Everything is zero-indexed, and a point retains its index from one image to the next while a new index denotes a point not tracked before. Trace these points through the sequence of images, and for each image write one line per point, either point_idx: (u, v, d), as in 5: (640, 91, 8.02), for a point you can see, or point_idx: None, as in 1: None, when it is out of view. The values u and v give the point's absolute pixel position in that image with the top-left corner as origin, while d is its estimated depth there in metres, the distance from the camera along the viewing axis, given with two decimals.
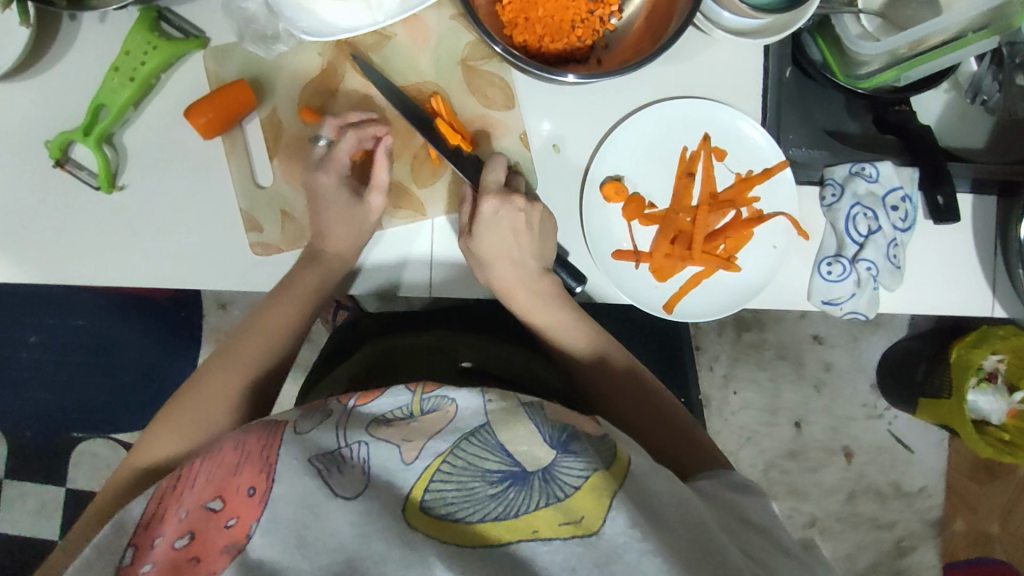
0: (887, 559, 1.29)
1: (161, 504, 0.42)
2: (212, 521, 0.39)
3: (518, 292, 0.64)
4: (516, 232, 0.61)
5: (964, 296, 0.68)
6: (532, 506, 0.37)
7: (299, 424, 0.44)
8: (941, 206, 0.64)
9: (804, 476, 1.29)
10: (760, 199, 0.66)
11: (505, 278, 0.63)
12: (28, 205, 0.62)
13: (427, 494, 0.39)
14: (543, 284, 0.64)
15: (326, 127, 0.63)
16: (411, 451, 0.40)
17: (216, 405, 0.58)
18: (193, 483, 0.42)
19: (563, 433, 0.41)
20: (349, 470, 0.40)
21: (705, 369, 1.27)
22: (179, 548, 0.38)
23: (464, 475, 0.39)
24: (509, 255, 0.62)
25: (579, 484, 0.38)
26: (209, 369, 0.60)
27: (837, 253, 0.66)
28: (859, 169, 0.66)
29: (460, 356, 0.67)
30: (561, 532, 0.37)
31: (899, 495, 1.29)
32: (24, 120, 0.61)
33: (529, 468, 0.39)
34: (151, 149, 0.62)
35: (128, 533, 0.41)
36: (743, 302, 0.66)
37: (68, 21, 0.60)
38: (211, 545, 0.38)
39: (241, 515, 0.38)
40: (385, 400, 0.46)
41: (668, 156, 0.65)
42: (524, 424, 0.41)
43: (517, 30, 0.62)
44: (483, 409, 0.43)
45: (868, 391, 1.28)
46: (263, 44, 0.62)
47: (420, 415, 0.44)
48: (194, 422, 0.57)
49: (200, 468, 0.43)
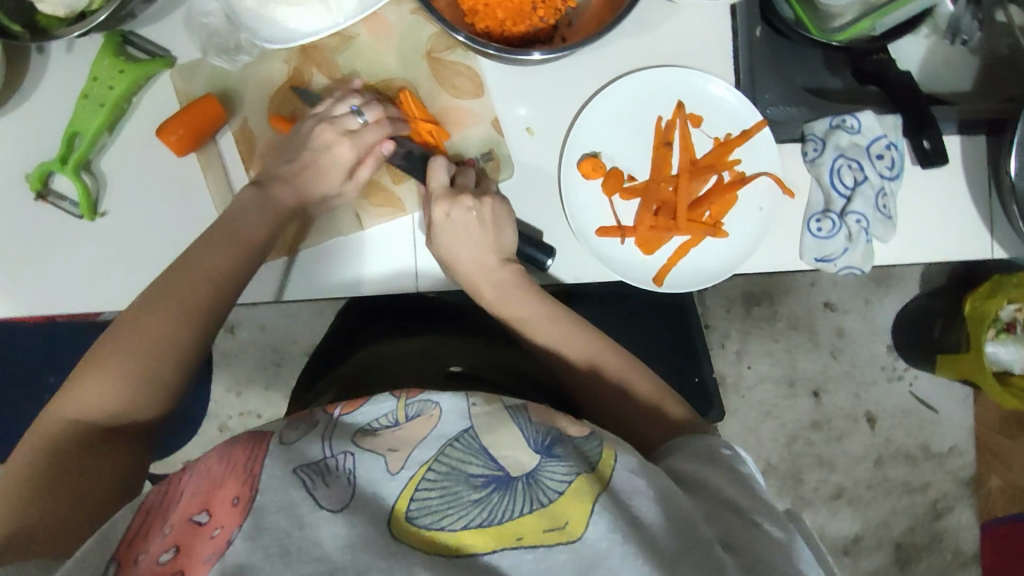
0: (923, 523, 1.26)
1: (146, 519, 0.39)
2: (198, 534, 0.38)
3: (485, 289, 0.64)
4: (470, 229, 0.62)
5: (962, 241, 0.66)
6: (516, 512, 0.39)
7: (286, 433, 0.44)
8: (928, 151, 0.63)
9: (829, 446, 1.26)
10: (741, 161, 0.65)
11: (468, 274, 0.64)
12: (13, 239, 0.62)
13: (413, 504, 0.39)
14: (504, 276, 0.64)
15: (370, 105, 0.63)
16: (397, 462, 0.41)
17: (156, 343, 0.54)
18: (177, 499, 0.40)
19: (547, 437, 0.43)
20: (335, 482, 0.40)
21: (716, 347, 1.25)
22: (163, 563, 0.36)
23: (447, 481, 0.40)
24: (469, 249, 0.63)
25: (562, 488, 0.40)
26: (148, 299, 0.55)
27: (825, 208, 0.64)
28: (840, 122, 0.64)
29: (449, 361, 0.67)
30: (545, 538, 0.38)
31: (929, 456, 1.26)
32: (2, 155, 0.61)
33: (512, 473, 0.40)
34: (128, 173, 0.62)
35: (112, 547, 0.38)
36: (733, 267, 0.64)
37: (35, 54, 0.61)
38: (199, 557, 0.37)
39: (225, 526, 0.38)
40: (370, 408, 0.45)
41: (644, 127, 0.65)
42: (508, 428, 0.43)
43: (477, 17, 0.61)
44: (467, 413, 0.44)
45: (885, 354, 1.26)
46: (227, 56, 0.63)
47: (406, 421, 0.44)
48: (132, 363, 0.53)
49: (184, 483, 0.41)
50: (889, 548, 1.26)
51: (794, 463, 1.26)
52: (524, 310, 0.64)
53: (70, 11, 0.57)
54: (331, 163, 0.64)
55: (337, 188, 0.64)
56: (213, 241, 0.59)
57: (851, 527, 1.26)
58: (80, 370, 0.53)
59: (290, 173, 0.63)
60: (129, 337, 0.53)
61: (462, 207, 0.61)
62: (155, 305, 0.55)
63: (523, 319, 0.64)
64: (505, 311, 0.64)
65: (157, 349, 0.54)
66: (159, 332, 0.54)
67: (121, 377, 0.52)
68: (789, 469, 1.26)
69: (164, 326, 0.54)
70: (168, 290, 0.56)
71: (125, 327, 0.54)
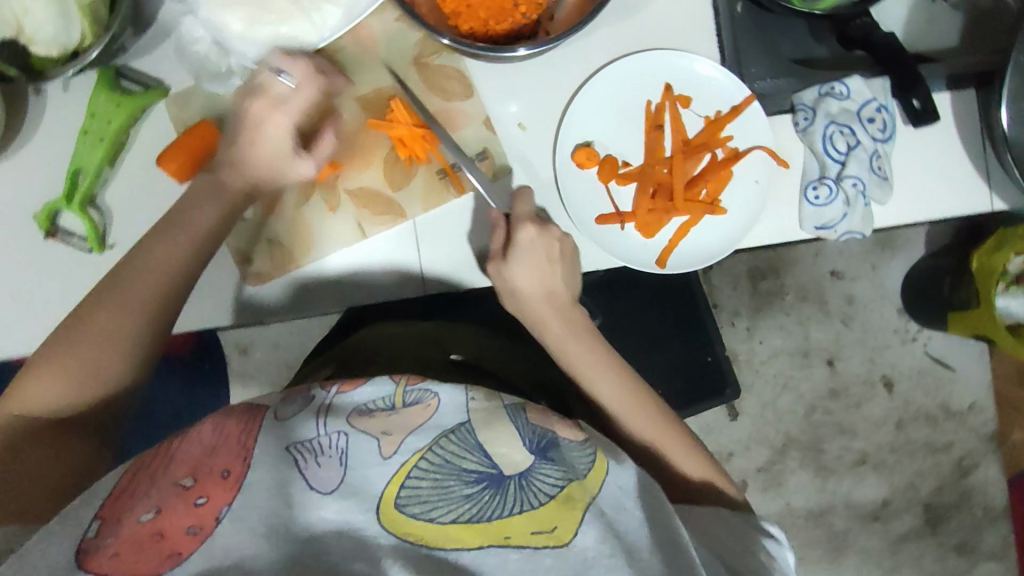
0: (950, 481, 1.26)
1: (132, 478, 0.44)
2: (181, 498, 0.42)
3: (551, 320, 0.66)
4: (549, 259, 0.63)
5: (961, 198, 0.66)
6: (506, 510, 0.44)
7: (281, 408, 0.50)
8: (919, 110, 0.63)
9: (848, 413, 1.27)
10: (734, 137, 0.65)
11: (539, 309, 0.65)
12: (26, 278, 0.63)
13: (403, 492, 0.44)
14: (574, 313, 0.67)
15: (294, 66, 0.61)
16: (390, 445, 0.45)
17: (110, 346, 0.57)
18: (167, 463, 0.44)
19: (543, 440, 0.49)
20: (326, 460, 0.45)
21: (727, 325, 1.25)
22: (144, 522, 0.41)
23: (440, 473, 0.44)
24: (543, 280, 0.64)
25: (551, 494, 0.45)
26: (102, 301, 0.57)
27: (821, 176, 0.65)
28: (828, 89, 0.65)
29: (450, 349, 0.72)
30: (532, 539, 0.43)
31: (950, 415, 1.26)
32: (9, 199, 0.63)
33: (506, 472, 0.45)
34: (133, 204, 0.64)
35: (98, 505, 0.42)
36: (735, 243, 0.65)
37: (33, 97, 0.62)
38: (179, 524, 0.41)
39: (211, 497, 0.42)
40: (370, 389, 0.51)
41: (634, 113, 0.65)
42: (506, 426, 0.48)
43: (461, 19, 0.62)
44: (464, 407, 0.49)
45: (896, 317, 1.26)
46: (219, 81, 0.64)
47: (403, 405, 0.49)
48: (86, 366, 0.56)
49: (177, 449, 0.45)
50: (917, 509, 1.26)
51: (815, 433, 1.26)
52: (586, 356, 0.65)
53: (63, 50, 0.58)
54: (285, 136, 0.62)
55: (286, 162, 0.63)
56: (164, 237, 0.59)
57: (878, 492, 1.26)
58: (32, 366, 0.56)
59: (244, 161, 0.62)
60: (79, 339, 0.56)
61: (552, 235, 0.62)
62: (104, 304, 0.57)
63: (568, 350, 0.66)
64: (566, 347, 0.66)
65: (108, 345, 0.57)
66: (110, 332, 0.57)
67: (69, 373, 0.56)
68: (811, 440, 1.26)
69: (114, 325, 0.57)
70: (113, 288, 0.57)
71: (76, 326, 0.57)
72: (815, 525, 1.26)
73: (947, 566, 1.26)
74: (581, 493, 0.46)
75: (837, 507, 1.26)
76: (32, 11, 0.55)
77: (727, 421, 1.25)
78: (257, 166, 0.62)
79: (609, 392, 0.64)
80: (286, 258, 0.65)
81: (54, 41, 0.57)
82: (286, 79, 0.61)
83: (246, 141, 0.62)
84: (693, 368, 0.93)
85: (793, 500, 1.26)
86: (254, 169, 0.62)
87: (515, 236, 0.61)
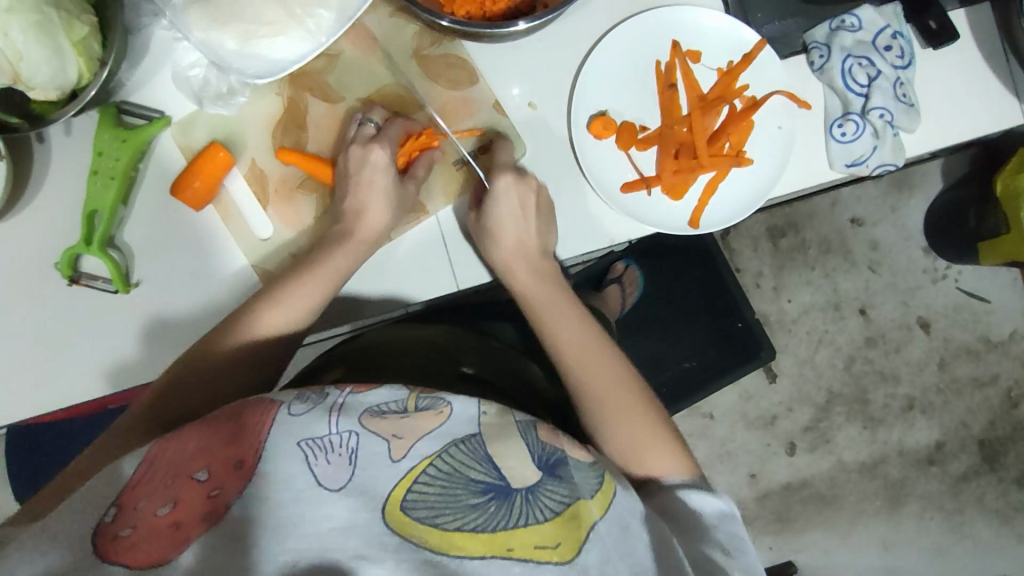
0: (1001, 414, 1.24)
1: (150, 467, 0.42)
2: (196, 489, 0.42)
3: (521, 274, 0.62)
4: (523, 208, 0.60)
5: (990, 115, 0.65)
6: (510, 522, 0.42)
7: (294, 404, 0.46)
8: (935, 31, 0.62)
9: (889, 360, 1.24)
10: (749, 85, 0.64)
11: (503, 254, 0.61)
12: (53, 329, 0.62)
13: (409, 495, 0.43)
14: (546, 266, 0.63)
15: (375, 111, 0.63)
16: (400, 448, 0.44)
17: (241, 373, 0.57)
18: (185, 451, 0.43)
19: (551, 455, 0.48)
20: (336, 459, 0.43)
21: (752, 288, 1.23)
22: (161, 515, 0.40)
23: (448, 481, 0.43)
24: (514, 236, 0.60)
25: (557, 509, 0.44)
26: (236, 330, 0.56)
27: (844, 112, 0.63)
28: (839, 23, 0.63)
29: (463, 363, 0.68)
30: (534, 554, 0.42)
31: (992, 347, 1.24)
32: (26, 252, 0.62)
33: (512, 484, 0.44)
34: (153, 239, 0.62)
35: (114, 492, 0.41)
36: (766, 193, 0.63)
37: (36, 145, 0.61)
38: (196, 513, 0.41)
39: (226, 488, 0.42)
40: (384, 392, 0.49)
41: (644, 76, 0.64)
42: (518, 443, 0.47)
43: (456, 5, 0.61)
44: (477, 418, 0.47)
45: (923, 256, 1.23)
46: (222, 102, 0.63)
47: (415, 410, 0.47)
48: (218, 388, 0.55)
49: (195, 434, 0.45)
50: (973, 447, 1.23)
51: (858, 385, 1.23)
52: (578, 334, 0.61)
53: (61, 91, 0.56)
54: (384, 183, 0.61)
55: (393, 221, 0.61)
56: (280, 292, 0.58)
57: (930, 435, 1.23)
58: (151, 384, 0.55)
59: (360, 224, 0.60)
60: (190, 361, 0.55)
61: (527, 185, 0.60)
62: (224, 328, 0.56)
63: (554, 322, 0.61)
64: (535, 298, 0.62)
65: (212, 373, 0.55)
66: (221, 360, 0.56)
67: (174, 390, 0.54)
68: (855, 392, 1.23)
69: (226, 357, 0.56)
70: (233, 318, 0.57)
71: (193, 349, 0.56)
72: (871, 478, 1.22)
73: (1011, 501, 1.23)
74: (587, 513, 0.46)
75: (891, 456, 1.23)
76: (27, 54, 0.53)
77: (766, 384, 1.22)
78: (367, 226, 0.60)
79: (575, 339, 0.60)
80: None
81: (52, 83, 0.55)
82: (372, 124, 0.63)
83: (354, 204, 0.61)
84: (723, 337, 0.91)
85: (845, 455, 1.23)
86: (362, 233, 0.60)
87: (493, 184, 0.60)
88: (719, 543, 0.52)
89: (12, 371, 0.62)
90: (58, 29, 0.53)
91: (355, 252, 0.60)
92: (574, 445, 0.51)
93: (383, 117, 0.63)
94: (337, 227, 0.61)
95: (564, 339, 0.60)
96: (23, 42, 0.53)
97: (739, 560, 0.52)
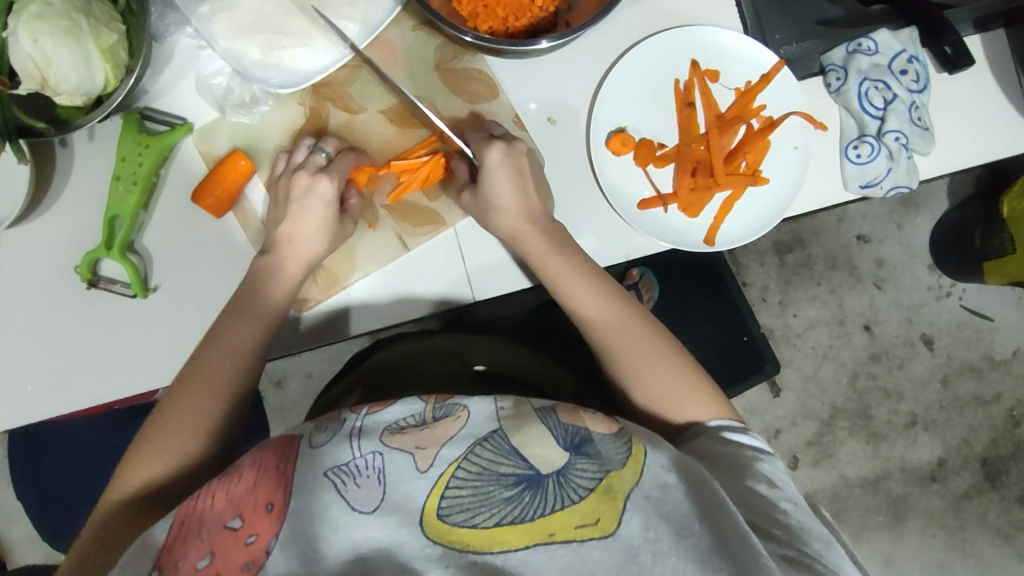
0: (1004, 432, 1.24)
1: (183, 525, 0.45)
2: (232, 538, 0.44)
3: (530, 235, 0.61)
4: (521, 178, 0.61)
5: (1004, 139, 0.65)
6: (549, 509, 0.45)
7: (315, 436, 0.50)
8: (951, 56, 0.63)
9: (893, 376, 1.24)
10: (767, 106, 0.64)
11: (509, 225, 0.61)
12: (72, 331, 0.63)
13: (443, 501, 0.46)
14: (553, 228, 0.62)
15: (328, 141, 0.63)
16: (425, 459, 0.47)
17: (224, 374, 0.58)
18: (211, 504, 0.46)
19: (574, 434, 0.48)
20: (364, 482, 0.47)
21: (758, 302, 1.23)
22: (202, 569, 0.43)
23: (479, 481, 0.46)
24: (517, 203, 0.62)
25: (592, 485, 0.46)
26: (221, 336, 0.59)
27: (860, 134, 0.64)
28: (856, 46, 0.64)
29: (475, 360, 0.71)
30: (579, 533, 0.44)
31: (996, 365, 1.24)
32: (46, 255, 0.62)
33: (542, 471, 0.46)
34: (171, 245, 0.63)
35: (154, 554, 0.45)
36: (782, 212, 0.64)
37: (60, 148, 0.62)
38: (234, 561, 0.44)
39: (259, 532, 0.45)
40: (399, 408, 0.51)
41: (663, 94, 0.65)
42: (536, 428, 0.48)
43: (479, 19, 0.61)
44: (495, 415, 0.50)
45: (928, 274, 1.24)
46: (245, 110, 0.63)
47: (434, 421, 0.50)
48: (208, 396, 0.57)
49: (216, 486, 0.47)
50: (975, 465, 1.24)
51: (861, 400, 1.24)
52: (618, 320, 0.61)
53: (86, 97, 0.56)
54: (323, 214, 0.61)
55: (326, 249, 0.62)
56: (238, 309, 0.59)
57: (932, 452, 1.23)
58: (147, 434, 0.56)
59: (292, 251, 0.61)
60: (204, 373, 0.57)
61: (519, 151, 0.61)
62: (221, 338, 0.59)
63: (591, 310, 0.61)
64: (548, 260, 0.61)
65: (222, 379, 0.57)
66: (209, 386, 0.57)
67: (191, 400, 0.56)
68: (858, 408, 1.24)
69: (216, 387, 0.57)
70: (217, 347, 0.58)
71: (179, 391, 0.57)
72: (874, 493, 1.23)
73: (1013, 519, 1.24)
74: (620, 484, 0.47)
75: (894, 472, 1.23)
76: (56, 61, 0.53)
77: (770, 398, 1.23)
78: (300, 253, 0.62)
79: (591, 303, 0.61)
80: (332, 281, 0.64)
81: (78, 89, 0.55)
82: (324, 153, 0.62)
83: (282, 233, 0.62)
84: (730, 348, 0.92)
85: (848, 471, 1.23)
86: (297, 260, 0.62)
87: (482, 159, 0.60)
88: (763, 477, 0.55)
89: (32, 372, 0.62)
90: (88, 37, 0.54)
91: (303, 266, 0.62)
92: (597, 419, 0.51)
93: (335, 146, 0.63)
94: (261, 260, 0.61)
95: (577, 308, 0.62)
96: (52, 49, 0.53)
97: (783, 491, 0.54)
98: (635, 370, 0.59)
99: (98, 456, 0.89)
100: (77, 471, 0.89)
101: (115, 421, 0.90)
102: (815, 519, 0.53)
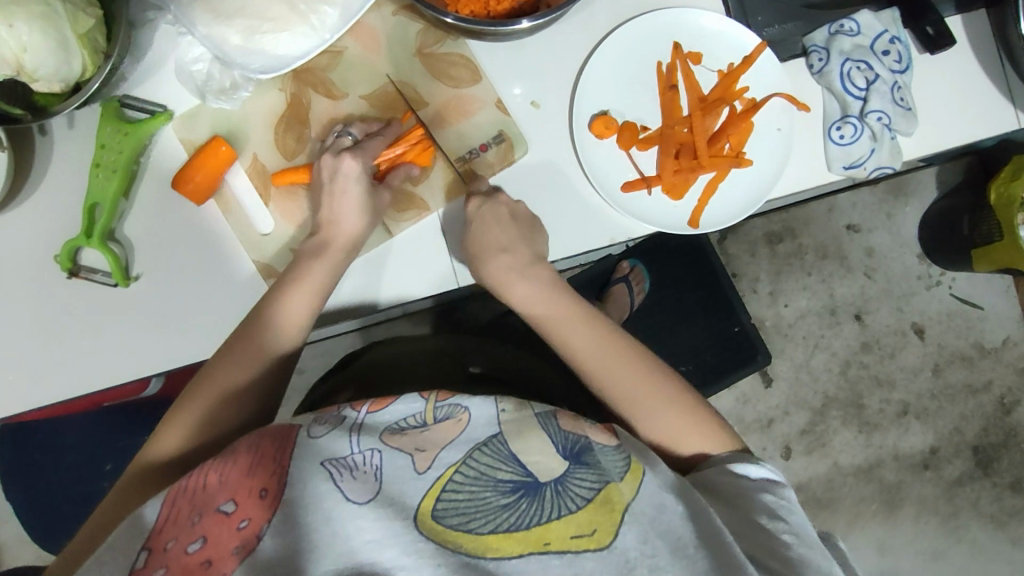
0: (995, 420, 1.24)
1: (172, 508, 0.44)
2: (224, 523, 0.44)
3: (515, 282, 0.63)
4: (504, 223, 0.60)
5: (988, 120, 0.65)
6: (546, 518, 0.45)
7: (314, 427, 0.50)
8: (933, 36, 0.63)
9: (884, 365, 1.24)
10: (750, 88, 0.64)
11: (495, 271, 0.62)
12: (51, 321, 0.62)
13: (438, 504, 0.45)
14: (538, 271, 0.63)
15: (355, 126, 0.64)
16: (424, 461, 0.47)
17: (268, 346, 0.58)
18: (204, 485, 0.45)
19: (575, 444, 0.50)
20: (360, 476, 0.46)
21: (749, 294, 1.23)
22: (192, 553, 0.42)
23: (476, 486, 0.46)
24: (497, 245, 0.60)
25: (589, 496, 0.47)
26: (268, 302, 0.59)
27: (843, 115, 0.64)
28: (837, 28, 0.64)
29: (470, 362, 0.71)
30: (574, 543, 0.44)
31: (985, 353, 1.25)
32: (26, 245, 0.62)
33: (541, 479, 0.47)
34: (153, 232, 0.62)
35: (143, 536, 0.44)
36: (766, 194, 0.64)
37: (39, 137, 0.61)
38: (226, 544, 0.43)
39: (252, 517, 0.44)
40: (401, 406, 0.52)
41: (645, 77, 0.65)
42: (537, 435, 0.49)
43: (460, 4, 0.61)
44: (496, 419, 0.50)
45: (918, 263, 1.24)
46: (226, 96, 0.63)
47: (434, 422, 0.50)
48: (250, 359, 0.58)
49: (207, 467, 0.46)
50: (967, 453, 1.24)
51: (853, 389, 1.24)
52: (648, 386, 0.60)
53: (64, 84, 0.56)
54: (357, 192, 0.61)
55: (369, 226, 0.61)
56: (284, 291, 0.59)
57: (924, 440, 1.24)
58: (167, 418, 0.56)
59: (335, 230, 0.61)
60: (253, 337, 0.58)
61: (499, 203, 0.61)
62: (268, 307, 0.59)
63: (588, 357, 0.61)
64: (536, 309, 0.63)
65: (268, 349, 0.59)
66: (250, 354, 0.58)
67: (234, 367, 0.57)
68: (850, 397, 1.24)
69: (234, 375, 0.57)
70: (237, 351, 0.58)
71: (230, 348, 0.58)
72: (867, 481, 1.23)
73: (1004, 505, 1.24)
74: (618, 495, 0.48)
75: (887, 461, 1.23)
76: (32, 47, 0.53)
77: (762, 388, 1.23)
78: (342, 233, 0.61)
79: (578, 335, 0.62)
80: None
81: (55, 76, 0.55)
82: (350, 137, 0.63)
83: (325, 215, 0.61)
84: (721, 337, 0.93)
85: (840, 460, 1.23)
86: (338, 241, 0.61)
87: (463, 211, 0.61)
88: (766, 509, 0.54)
89: (10, 363, 0.62)
90: (65, 22, 0.53)
91: (334, 262, 0.60)
92: (597, 428, 0.53)
93: (362, 131, 0.64)
94: (310, 242, 0.61)
95: (571, 335, 0.62)
96: (28, 34, 0.52)
97: (787, 523, 0.53)
98: (643, 413, 0.60)
99: (90, 453, 0.89)
100: (62, 469, 0.88)
101: (105, 417, 0.89)
102: (819, 554, 0.52)
